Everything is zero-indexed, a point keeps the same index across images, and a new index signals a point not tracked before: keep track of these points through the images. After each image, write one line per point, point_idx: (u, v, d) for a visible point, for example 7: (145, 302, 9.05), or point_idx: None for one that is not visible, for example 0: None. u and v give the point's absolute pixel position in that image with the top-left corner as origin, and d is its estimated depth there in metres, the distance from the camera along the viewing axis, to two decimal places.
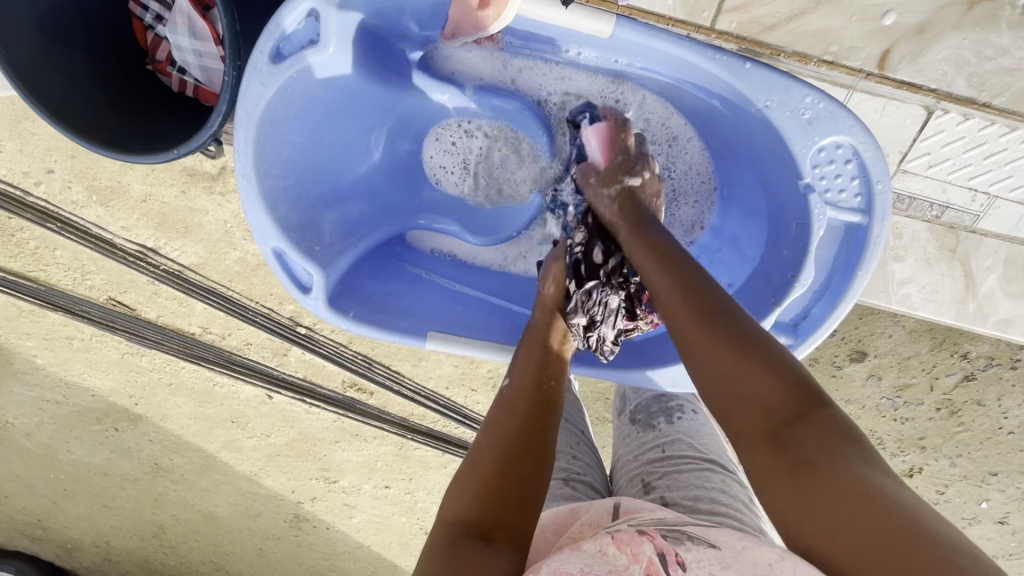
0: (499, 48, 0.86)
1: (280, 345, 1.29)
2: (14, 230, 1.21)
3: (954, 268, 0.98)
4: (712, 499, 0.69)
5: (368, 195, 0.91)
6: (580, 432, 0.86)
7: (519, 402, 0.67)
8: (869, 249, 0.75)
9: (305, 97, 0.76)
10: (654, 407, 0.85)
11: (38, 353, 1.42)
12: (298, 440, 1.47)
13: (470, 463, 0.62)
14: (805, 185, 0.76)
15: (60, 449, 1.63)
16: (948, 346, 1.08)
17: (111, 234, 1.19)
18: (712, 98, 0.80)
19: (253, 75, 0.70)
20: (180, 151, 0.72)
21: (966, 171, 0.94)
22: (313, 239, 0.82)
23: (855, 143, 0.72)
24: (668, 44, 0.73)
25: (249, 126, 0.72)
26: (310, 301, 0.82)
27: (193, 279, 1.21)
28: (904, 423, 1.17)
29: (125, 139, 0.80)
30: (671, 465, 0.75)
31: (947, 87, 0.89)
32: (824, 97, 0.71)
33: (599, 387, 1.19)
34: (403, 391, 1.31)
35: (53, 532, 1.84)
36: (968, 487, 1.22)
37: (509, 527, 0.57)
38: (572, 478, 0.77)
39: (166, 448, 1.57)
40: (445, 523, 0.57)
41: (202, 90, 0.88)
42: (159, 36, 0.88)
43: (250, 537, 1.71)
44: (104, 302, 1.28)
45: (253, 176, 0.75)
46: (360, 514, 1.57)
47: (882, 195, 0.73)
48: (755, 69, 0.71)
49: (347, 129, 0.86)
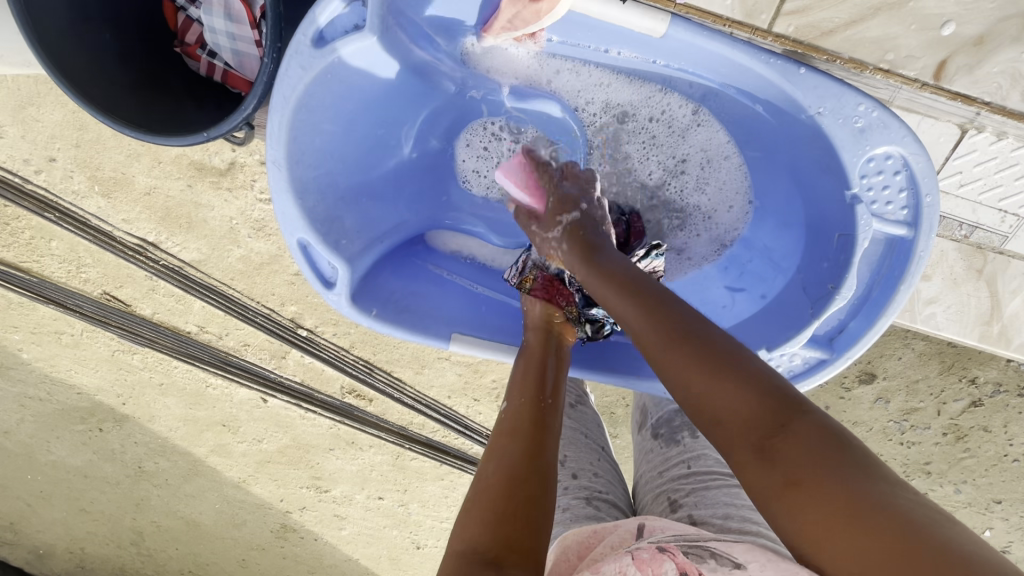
0: (539, 47, 0.83)
1: (279, 347, 1.25)
2: (10, 218, 1.18)
3: (979, 288, 0.98)
4: (744, 517, 0.65)
5: (398, 193, 0.90)
6: (600, 448, 0.84)
7: (519, 424, 0.64)
8: (914, 263, 0.74)
9: (342, 85, 0.74)
10: (678, 421, 0.82)
11: (24, 347, 1.37)
12: (290, 446, 1.42)
13: (476, 490, 0.57)
14: (852, 196, 0.75)
15: (40, 449, 1.57)
16: (957, 370, 1.08)
17: (111, 227, 1.15)
18: (757, 103, 0.79)
19: (293, 58, 0.68)
20: (210, 134, 0.70)
21: (996, 192, 0.92)
22: (339, 233, 0.80)
23: (906, 154, 0.70)
24: (722, 46, 0.72)
25: (285, 110, 0.70)
26: (333, 297, 0.78)
27: (194, 276, 1.19)
28: (910, 447, 1.16)
29: (144, 119, 0.77)
30: (698, 481, 0.73)
31: (1001, 100, 0.85)
32: (878, 107, 0.69)
33: (607, 401, 1.17)
34: (403, 399, 1.28)
35: (25, 536, 1.76)
36: (971, 514, 1.21)
37: (523, 550, 0.51)
38: (594, 497, 0.75)
39: (152, 450, 1.52)
40: (456, 553, 0.52)
41: (230, 76, 0.85)
42: (190, 19, 0.86)
43: (232, 547, 1.65)
44: (99, 296, 1.24)
45: (284, 163, 0.72)
46: (351, 526, 1.52)
47: (930, 208, 0.71)
48: (811, 75, 0.70)
49: (380, 122, 0.84)
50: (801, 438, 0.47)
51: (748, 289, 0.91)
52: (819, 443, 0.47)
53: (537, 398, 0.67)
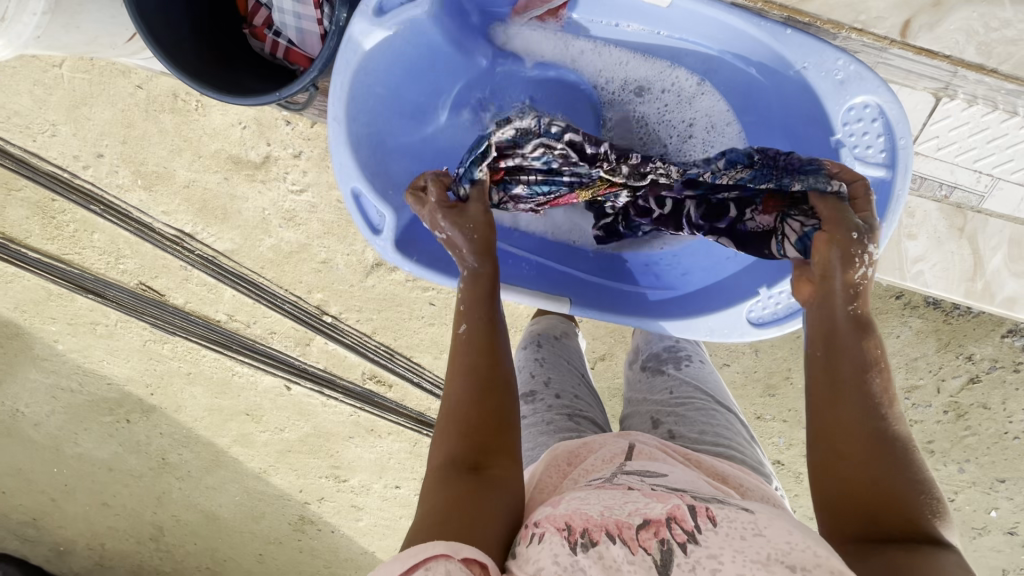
0: (560, 28, 0.91)
1: (304, 334, 1.31)
2: (56, 212, 1.26)
3: (962, 246, 1.04)
4: (717, 433, 0.74)
5: (423, 159, 0.95)
6: (581, 373, 0.90)
7: (480, 343, 0.69)
8: (893, 202, 0.80)
9: (394, 51, 0.83)
10: (665, 355, 0.88)
11: (59, 338, 1.43)
12: (311, 435, 1.47)
13: (446, 412, 0.64)
14: (836, 142, 0.83)
15: (67, 442, 1.62)
16: (954, 347, 1.13)
17: (151, 218, 1.23)
18: (750, 66, 0.86)
19: (359, 25, 0.78)
20: (282, 92, 0.78)
21: (972, 154, 0.98)
22: (386, 185, 0.90)
23: (881, 103, 0.78)
24: (718, 11, 0.80)
25: (347, 75, 0.79)
26: (380, 243, 0.86)
27: (226, 264, 1.26)
28: (913, 425, 1.21)
29: (215, 84, 0.84)
30: (678, 403, 0.79)
31: (958, 53, 0.90)
32: (855, 61, 0.78)
33: (617, 383, 1.24)
34: (422, 384, 1.34)
35: (46, 533, 1.79)
36: (976, 494, 1.24)
37: (496, 451, 0.61)
38: (576, 414, 0.80)
39: (176, 441, 1.56)
40: (435, 467, 0.61)
41: (292, 52, 0.91)
42: (259, 2, 0.93)
43: (250, 541, 1.68)
44: (135, 286, 1.32)
45: (344, 119, 0.80)
46: (367, 517, 1.56)
47: (904, 150, 0.79)
48: (795, 34, 0.79)
49: (422, 91, 0.92)
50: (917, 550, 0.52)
51: None
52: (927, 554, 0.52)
53: (489, 312, 0.71)
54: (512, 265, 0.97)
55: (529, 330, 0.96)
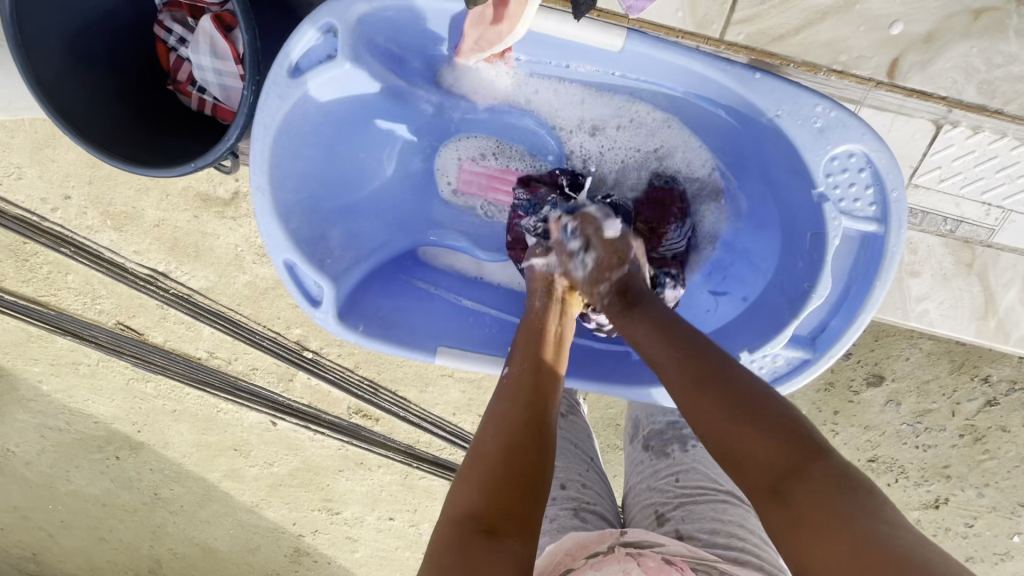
0: (510, 68, 0.87)
1: (286, 370, 1.28)
2: (29, 255, 1.23)
3: (971, 283, 0.97)
4: (729, 533, 0.68)
5: (379, 211, 0.94)
6: (589, 458, 0.86)
7: (520, 389, 0.66)
8: (887, 258, 0.74)
9: (319, 110, 0.79)
10: (668, 433, 0.84)
11: (43, 379, 1.40)
12: (301, 469, 1.40)
13: (476, 455, 0.59)
14: (819, 195, 0.76)
15: (59, 479, 1.56)
16: (968, 369, 1.06)
17: (124, 258, 1.21)
18: (720, 109, 0.80)
19: (272, 89, 0.73)
20: (195, 163, 0.74)
21: (978, 185, 0.92)
22: (323, 253, 0.83)
23: (868, 151, 0.71)
24: (680, 56, 0.74)
25: (266, 138, 0.74)
26: (320, 314, 0.81)
27: (202, 302, 1.23)
28: (927, 450, 1.13)
29: (140, 154, 0.82)
30: (686, 495, 0.75)
31: (957, 94, 0.88)
32: (835, 106, 0.71)
33: (610, 413, 1.16)
34: (409, 417, 1.29)
35: (47, 568, 1.70)
36: (998, 519, 1.16)
37: (517, 520, 0.54)
38: (582, 508, 0.77)
39: (166, 477, 1.50)
40: (451, 520, 0.54)
41: (220, 109, 0.89)
42: (181, 57, 0.89)
43: (251, 574, 1.57)
44: (113, 326, 1.28)
45: (268, 189, 0.76)
46: (364, 547, 1.46)
47: (897, 203, 0.72)
48: (766, 79, 0.72)
49: (361, 145, 0.89)
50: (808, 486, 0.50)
51: (730, 292, 0.92)
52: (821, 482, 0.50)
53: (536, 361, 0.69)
54: (472, 321, 0.92)
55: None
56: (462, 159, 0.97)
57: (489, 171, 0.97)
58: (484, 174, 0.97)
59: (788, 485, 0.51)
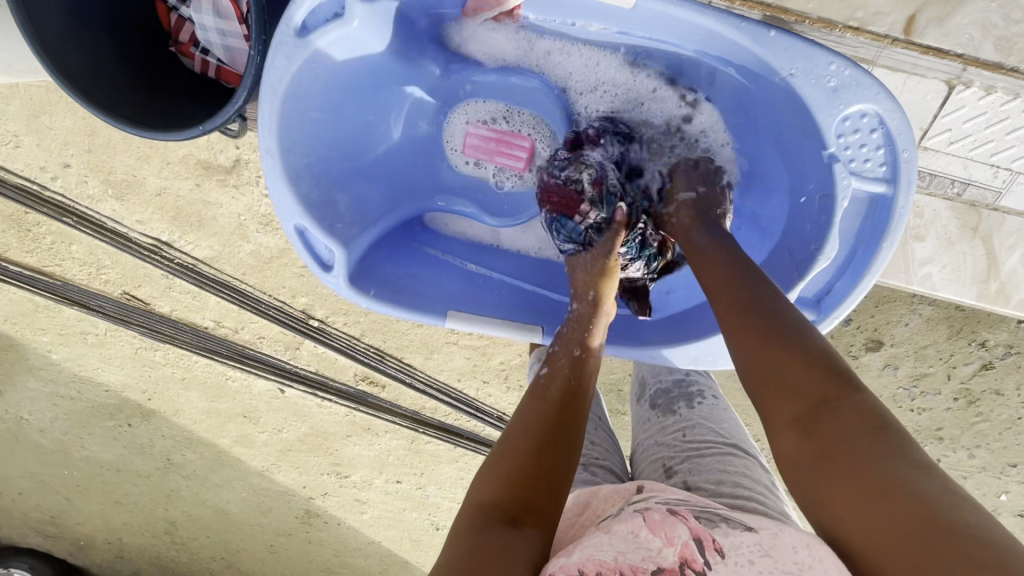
0: (518, 27, 0.87)
1: (292, 338, 1.29)
2: (31, 225, 1.24)
3: (975, 247, 0.97)
4: (735, 482, 0.69)
5: (385, 176, 0.93)
6: (597, 417, 0.90)
7: (551, 391, 0.68)
8: (896, 219, 0.74)
9: (325, 72, 0.78)
10: (674, 392, 0.86)
11: (52, 348, 1.42)
12: (309, 435, 1.44)
13: (506, 448, 0.63)
14: (830, 156, 0.76)
15: (74, 445, 1.60)
16: (966, 334, 1.08)
17: (127, 228, 1.21)
18: (731, 68, 0.81)
19: (279, 49, 0.72)
20: (206, 125, 0.74)
21: (988, 148, 0.92)
22: (332, 217, 0.83)
23: (881, 112, 0.71)
24: (692, 13, 0.73)
25: (273, 101, 0.73)
26: (332, 279, 0.81)
27: (207, 272, 1.24)
28: (921, 413, 1.16)
29: (147, 117, 0.81)
30: (691, 449, 0.77)
31: (974, 51, 0.85)
32: (850, 65, 0.70)
33: (613, 377, 1.18)
34: (414, 384, 1.32)
35: (66, 529, 1.75)
36: (985, 479, 1.19)
37: (537, 512, 0.57)
38: (590, 462, 0.80)
39: (179, 443, 1.53)
40: (475, 506, 0.58)
41: (223, 71, 0.89)
42: (182, 18, 0.89)
43: (261, 533, 1.62)
44: (119, 296, 1.29)
45: (277, 151, 0.76)
46: (372, 509, 1.51)
47: (907, 163, 0.72)
48: (781, 36, 0.71)
49: (367, 109, 0.89)
50: (849, 422, 0.52)
51: None
52: (862, 418, 0.52)
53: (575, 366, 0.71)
54: (482, 285, 0.93)
55: (531, 355, 0.95)
56: (469, 122, 0.96)
57: (498, 133, 0.96)
58: (494, 137, 0.96)
59: (821, 418, 0.54)
